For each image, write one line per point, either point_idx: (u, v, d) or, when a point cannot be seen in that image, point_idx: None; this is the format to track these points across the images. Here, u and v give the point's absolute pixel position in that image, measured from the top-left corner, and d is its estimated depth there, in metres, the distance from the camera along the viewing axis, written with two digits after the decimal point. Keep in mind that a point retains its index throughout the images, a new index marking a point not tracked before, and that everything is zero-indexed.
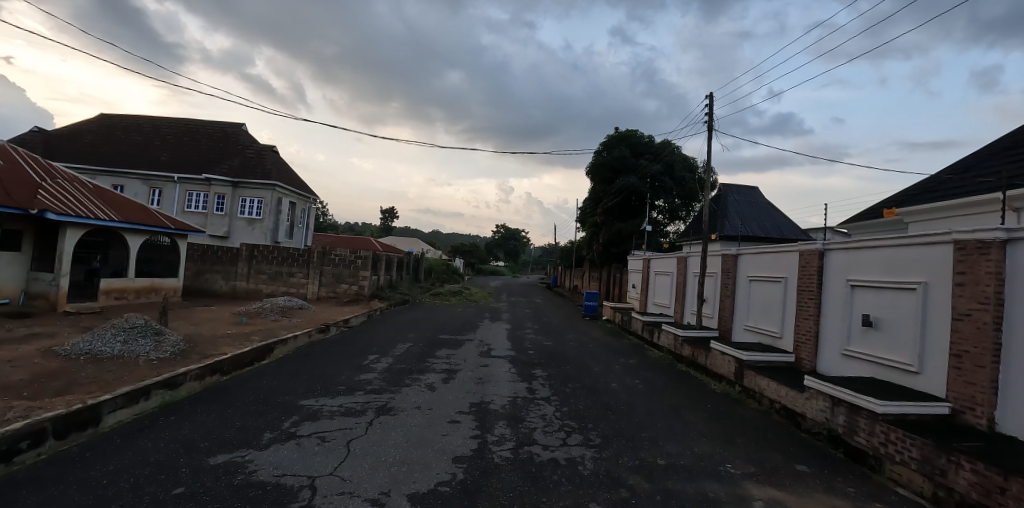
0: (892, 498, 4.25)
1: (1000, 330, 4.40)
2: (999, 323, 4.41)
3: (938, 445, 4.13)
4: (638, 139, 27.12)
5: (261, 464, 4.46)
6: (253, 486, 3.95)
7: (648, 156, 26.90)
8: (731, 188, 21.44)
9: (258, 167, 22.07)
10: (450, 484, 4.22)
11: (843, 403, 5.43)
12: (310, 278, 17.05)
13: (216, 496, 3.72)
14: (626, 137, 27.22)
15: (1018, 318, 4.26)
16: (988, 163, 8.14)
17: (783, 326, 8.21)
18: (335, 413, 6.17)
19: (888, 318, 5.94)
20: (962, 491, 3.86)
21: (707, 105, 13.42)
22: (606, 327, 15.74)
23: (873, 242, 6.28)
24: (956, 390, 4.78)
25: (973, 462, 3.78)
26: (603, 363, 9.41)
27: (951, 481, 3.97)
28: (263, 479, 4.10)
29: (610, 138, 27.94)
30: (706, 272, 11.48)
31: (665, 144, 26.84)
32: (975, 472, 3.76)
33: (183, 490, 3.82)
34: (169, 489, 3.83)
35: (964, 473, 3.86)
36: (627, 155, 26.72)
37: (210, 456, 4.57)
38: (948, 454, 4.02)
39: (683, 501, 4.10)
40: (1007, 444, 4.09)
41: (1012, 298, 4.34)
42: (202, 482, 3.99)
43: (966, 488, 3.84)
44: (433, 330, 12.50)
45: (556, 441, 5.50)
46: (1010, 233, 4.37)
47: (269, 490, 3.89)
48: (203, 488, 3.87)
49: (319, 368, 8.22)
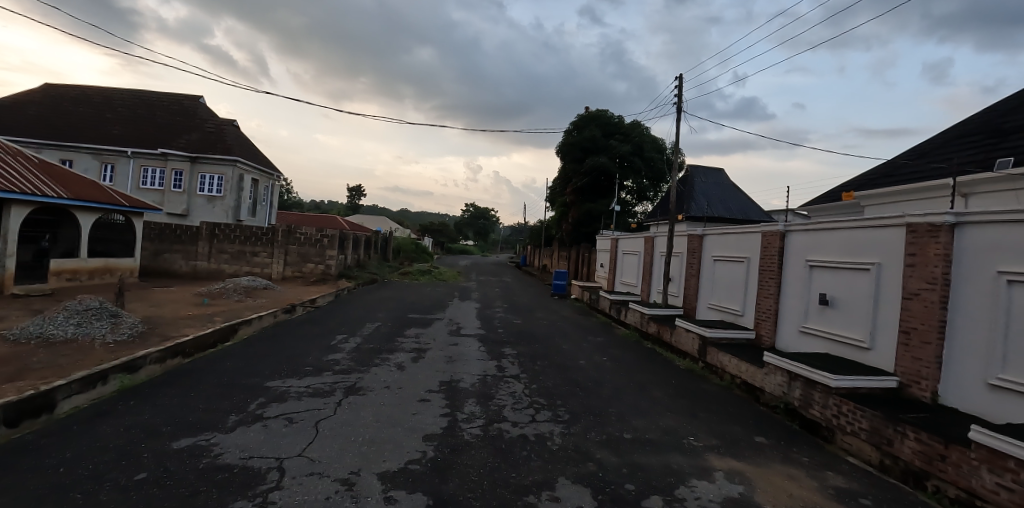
0: (843, 467, 4.51)
1: (946, 308, 4.67)
2: (945, 302, 4.67)
3: (886, 417, 4.39)
4: (608, 119, 27.40)
5: (227, 447, 4.37)
6: (220, 470, 3.87)
7: (618, 137, 27.06)
8: (699, 170, 21.79)
9: (218, 142, 21.21)
10: (421, 462, 4.24)
11: (799, 378, 5.69)
12: (275, 258, 16.63)
13: (181, 481, 3.63)
14: (597, 117, 27.42)
15: (965, 297, 4.52)
16: (941, 151, 8.54)
17: (745, 304, 8.47)
18: (303, 394, 6.09)
19: (843, 297, 6.20)
20: (907, 459, 4.14)
21: (676, 86, 12.83)
22: (575, 306, 15.88)
23: (831, 224, 6.51)
24: (904, 365, 5.06)
25: (917, 432, 4.05)
26: (572, 341, 9.52)
27: (897, 450, 4.25)
28: (230, 463, 4.02)
29: (580, 118, 27.99)
30: (672, 252, 11.63)
31: (635, 124, 27.06)
32: (918, 441, 4.04)
33: (147, 475, 3.71)
34: (131, 474, 3.71)
35: (908, 442, 4.13)
36: (597, 135, 26.90)
37: (174, 440, 4.45)
38: (895, 425, 4.29)
39: (649, 474, 4.22)
40: (948, 416, 4.37)
41: (958, 278, 4.59)
42: (166, 467, 3.89)
43: (910, 456, 4.11)
44: (402, 310, 12.37)
45: (525, 418, 5.59)
46: (958, 217, 4.62)
47: (237, 473, 3.82)
48: (167, 472, 3.77)
49: (284, 349, 8.05)
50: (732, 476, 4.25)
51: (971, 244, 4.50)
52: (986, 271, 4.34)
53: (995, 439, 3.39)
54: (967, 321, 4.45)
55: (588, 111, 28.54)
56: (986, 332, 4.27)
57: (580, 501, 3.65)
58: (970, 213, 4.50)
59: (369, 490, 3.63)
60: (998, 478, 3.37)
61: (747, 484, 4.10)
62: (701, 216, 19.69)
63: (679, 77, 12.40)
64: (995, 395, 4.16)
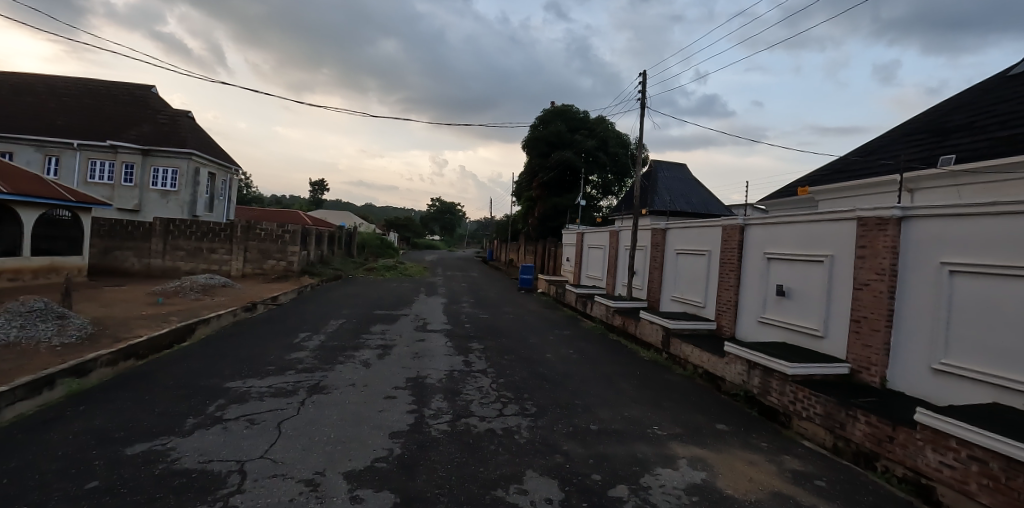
0: (800, 451, 4.70)
1: (893, 298, 4.91)
2: (893, 292, 4.92)
3: (839, 402, 4.59)
4: (573, 114, 27.67)
5: (185, 451, 4.20)
6: (177, 475, 3.72)
7: (584, 132, 27.38)
8: (663, 164, 22.21)
9: (172, 134, 20.38)
10: (387, 460, 4.19)
11: (758, 367, 5.88)
12: (234, 255, 16.12)
13: (135, 488, 3.47)
14: (562, 112, 27.63)
15: (911, 287, 4.76)
16: (888, 149, 8.97)
17: (706, 296, 8.70)
18: (265, 394, 5.93)
19: (799, 288, 6.44)
20: (858, 441, 4.35)
21: (640, 82, 13.02)
22: (541, 300, 15.99)
23: (787, 218, 6.74)
24: (855, 352, 5.30)
25: (867, 415, 4.26)
26: (539, 335, 9.59)
27: (848, 433, 4.45)
28: (188, 467, 3.87)
29: (546, 113, 28.13)
30: (636, 245, 11.84)
31: (600, 120, 27.45)
32: (868, 424, 4.24)
33: (98, 483, 3.53)
34: (81, 483, 3.53)
35: (859, 425, 4.34)
36: (563, 130, 27.12)
37: (127, 446, 4.25)
38: (847, 409, 4.50)
39: (615, 464, 4.30)
40: (895, 399, 4.61)
41: (905, 269, 4.83)
42: (119, 473, 3.71)
43: (861, 438, 4.32)
44: (367, 307, 12.20)
45: (493, 412, 5.59)
46: (905, 211, 4.85)
47: (195, 478, 3.68)
48: (121, 480, 3.60)
49: (244, 349, 7.80)
50: (694, 463, 4.37)
51: (917, 236, 4.75)
52: (930, 262, 4.59)
53: (938, 420, 3.57)
54: (913, 309, 4.70)
55: (553, 105, 28.76)
56: (931, 320, 4.52)
57: (548, 493, 3.68)
58: (916, 207, 4.73)
59: (333, 490, 3.55)
60: (941, 457, 3.57)
61: (709, 471, 4.21)
62: (664, 210, 20.13)
63: (643, 73, 12.58)
64: (938, 380, 4.40)
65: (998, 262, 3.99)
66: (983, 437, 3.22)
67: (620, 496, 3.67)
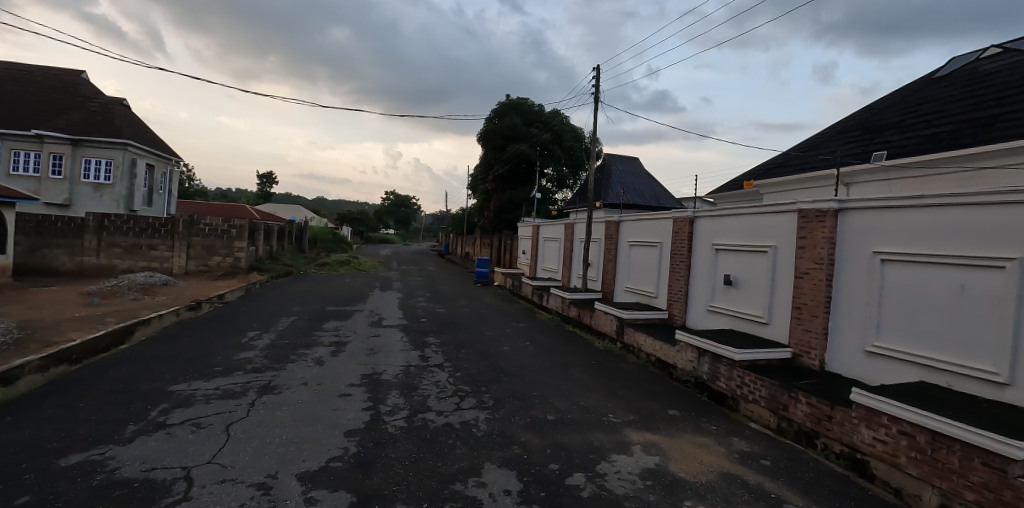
0: (747, 433, 4.92)
1: (831, 285, 5.21)
2: (831, 279, 5.22)
3: (782, 384, 4.83)
4: (528, 107, 27.86)
5: (126, 460, 3.97)
6: (116, 486, 3.50)
7: (539, 125, 27.62)
8: (616, 158, 22.63)
9: (106, 123, 19.15)
10: (343, 459, 4.10)
11: (707, 353, 6.10)
12: (176, 251, 15.34)
13: (70, 502, 3.25)
14: (517, 105, 27.78)
15: (847, 275, 5.07)
16: (826, 145, 9.51)
17: (658, 287, 8.96)
18: (211, 396, 5.68)
19: (744, 277, 6.74)
20: (799, 421, 4.59)
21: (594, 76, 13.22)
22: (498, 294, 16.05)
23: (733, 210, 7.03)
24: (796, 337, 5.60)
25: (808, 396, 4.50)
26: (496, 328, 9.62)
27: (791, 413, 4.70)
28: (129, 476, 3.65)
29: (501, 106, 28.18)
30: (591, 238, 12.05)
31: (555, 113, 27.78)
32: (809, 405, 4.49)
33: (27, 499, 3.28)
34: (7, 499, 3.27)
35: (801, 406, 4.59)
36: (518, 123, 27.27)
37: (60, 458, 3.97)
38: (789, 391, 4.74)
39: (572, 452, 4.37)
40: (832, 380, 4.90)
41: (842, 258, 5.14)
42: (51, 487, 3.46)
43: (802, 418, 4.57)
44: (320, 303, 11.89)
45: (450, 406, 5.57)
46: (842, 204, 5.15)
47: (137, 488, 3.48)
48: (54, 493, 3.36)
49: (187, 350, 7.43)
50: (648, 449, 4.50)
51: (851, 227, 5.06)
52: (863, 251, 4.90)
53: (872, 399, 3.82)
54: (849, 296, 5.02)
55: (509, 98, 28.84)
56: (864, 306, 4.82)
57: (507, 484, 3.70)
58: (851, 199, 5.02)
59: (286, 492, 3.46)
60: (874, 433, 3.81)
61: (662, 455, 4.35)
62: (618, 204, 20.59)
63: (597, 67, 12.73)
64: (871, 361, 4.71)
65: (924, 250, 4.30)
66: (912, 413, 3.45)
67: (577, 484, 3.73)
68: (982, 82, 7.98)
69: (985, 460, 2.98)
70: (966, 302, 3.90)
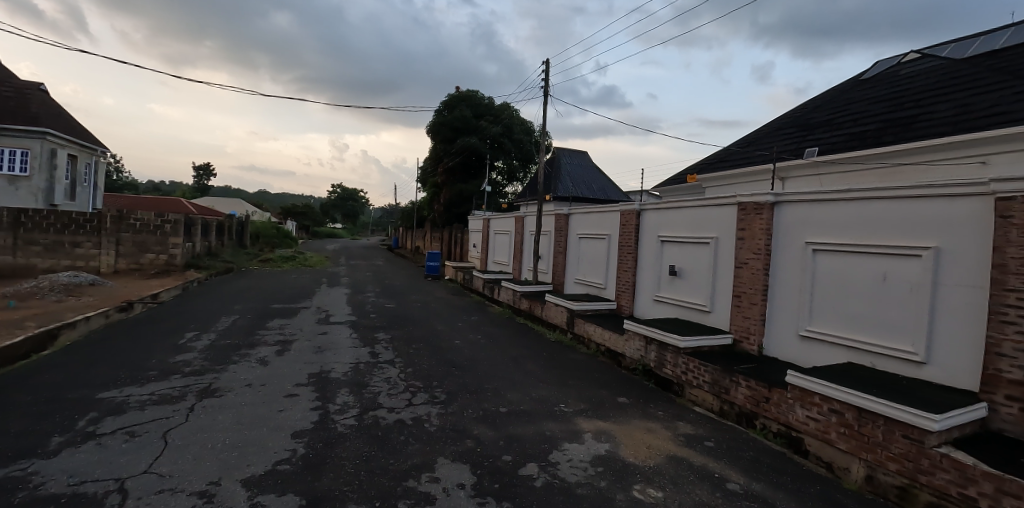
0: (692, 416, 5.15)
1: (768, 274, 5.53)
2: (767, 268, 5.53)
3: (724, 369, 5.08)
4: (478, 100, 27.80)
5: (51, 474, 3.68)
6: (40, 503, 3.24)
7: (489, 118, 27.61)
8: (565, 152, 23.01)
9: (19, 110, 17.60)
10: (291, 461, 3.99)
11: (653, 342, 6.33)
12: (104, 249, 14.34)
13: None
14: (467, 97, 27.67)
15: (782, 264, 5.39)
16: (763, 141, 10.04)
17: (607, 278, 9.20)
18: (146, 402, 5.37)
19: (688, 267, 7.02)
20: (739, 403, 4.85)
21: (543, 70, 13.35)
22: (449, 287, 15.99)
23: (677, 203, 7.29)
24: (736, 324, 5.89)
25: (748, 379, 4.76)
26: (448, 322, 9.59)
27: (732, 396, 4.96)
28: (55, 492, 3.39)
29: (451, 98, 27.99)
30: (541, 231, 12.20)
31: (504, 106, 27.85)
32: (748, 388, 4.74)
33: None
34: None
35: (741, 389, 4.84)
36: (468, 116, 27.21)
37: None
38: (730, 375, 4.99)
39: (525, 443, 4.44)
40: (768, 363, 5.21)
41: (778, 248, 5.45)
42: None
43: (742, 400, 4.83)
44: (264, 301, 11.44)
45: (401, 402, 5.52)
46: (778, 197, 5.45)
47: (64, 503, 3.24)
48: None
49: (117, 354, 6.97)
50: (599, 436, 4.63)
51: (786, 219, 5.37)
52: (797, 241, 5.22)
53: (805, 380, 4.07)
54: (784, 284, 5.34)
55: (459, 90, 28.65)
56: (798, 293, 5.14)
57: (461, 478, 3.71)
58: (786, 193, 5.32)
59: (229, 498, 3.32)
60: (807, 412, 4.08)
61: (612, 442, 4.49)
62: (567, 197, 20.88)
63: (547, 62, 12.85)
64: (805, 344, 5.03)
65: (851, 241, 4.62)
66: (843, 392, 3.72)
67: (530, 474, 3.79)
68: (901, 85, 8.64)
69: (906, 433, 3.27)
70: (888, 288, 4.23)
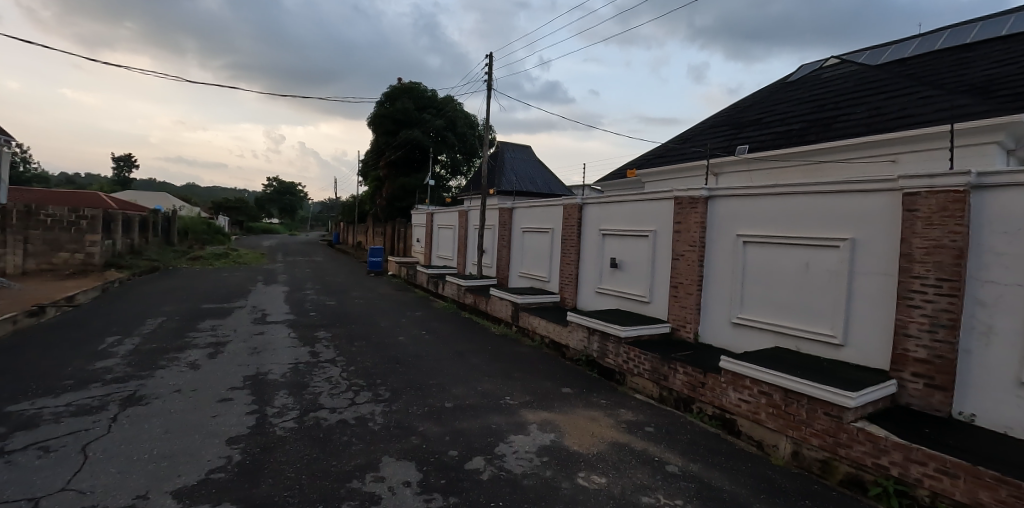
0: (632, 404, 5.41)
1: (702, 265, 5.86)
2: (702, 259, 5.86)
3: (663, 357, 5.35)
4: (421, 92, 27.47)
5: None
6: None
7: (432, 111, 27.25)
8: (509, 146, 23.14)
9: None
10: (226, 469, 3.87)
11: (595, 332, 6.55)
12: (7, 248, 13.01)
13: None
14: (410, 89, 27.24)
15: (716, 255, 5.74)
16: (698, 138, 10.56)
17: (551, 271, 9.41)
18: (60, 414, 4.99)
19: (628, 259, 7.30)
20: (677, 389, 5.14)
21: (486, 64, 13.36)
22: (393, 283, 15.75)
23: (618, 198, 7.56)
24: (674, 313, 6.21)
25: (685, 366, 5.04)
26: (391, 319, 9.48)
27: (670, 383, 5.24)
28: None
29: (393, 89, 27.50)
30: (485, 225, 12.26)
31: (448, 99, 27.56)
32: (686, 374, 5.03)
33: None
34: None
35: (679, 375, 5.12)
36: (410, 108, 26.84)
37: None
38: (669, 363, 5.26)
39: (471, 437, 4.52)
40: (702, 350, 5.55)
41: (711, 240, 5.79)
42: None
43: (680, 386, 5.11)
44: (194, 301, 10.83)
45: (344, 402, 5.44)
46: (711, 192, 5.78)
47: None
48: None
49: (24, 364, 6.39)
50: (543, 427, 4.77)
51: (719, 213, 5.71)
52: (728, 233, 5.57)
53: (738, 365, 4.36)
54: (718, 274, 5.69)
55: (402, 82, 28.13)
56: (731, 283, 5.48)
57: (406, 475, 3.74)
58: (719, 188, 5.65)
59: None
60: (739, 395, 4.38)
61: (557, 432, 4.64)
62: (511, 190, 20.89)
63: (490, 55, 12.86)
64: (737, 330, 5.39)
65: (777, 233, 4.98)
66: (771, 376, 4.02)
67: (476, 468, 3.87)
68: (820, 88, 9.36)
69: (827, 410, 3.59)
70: (811, 277, 4.60)
